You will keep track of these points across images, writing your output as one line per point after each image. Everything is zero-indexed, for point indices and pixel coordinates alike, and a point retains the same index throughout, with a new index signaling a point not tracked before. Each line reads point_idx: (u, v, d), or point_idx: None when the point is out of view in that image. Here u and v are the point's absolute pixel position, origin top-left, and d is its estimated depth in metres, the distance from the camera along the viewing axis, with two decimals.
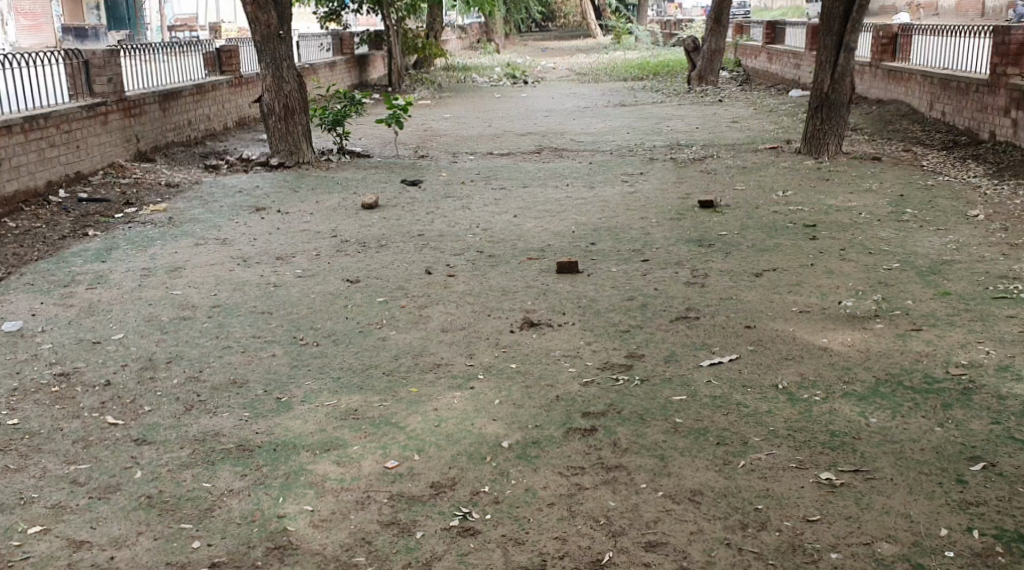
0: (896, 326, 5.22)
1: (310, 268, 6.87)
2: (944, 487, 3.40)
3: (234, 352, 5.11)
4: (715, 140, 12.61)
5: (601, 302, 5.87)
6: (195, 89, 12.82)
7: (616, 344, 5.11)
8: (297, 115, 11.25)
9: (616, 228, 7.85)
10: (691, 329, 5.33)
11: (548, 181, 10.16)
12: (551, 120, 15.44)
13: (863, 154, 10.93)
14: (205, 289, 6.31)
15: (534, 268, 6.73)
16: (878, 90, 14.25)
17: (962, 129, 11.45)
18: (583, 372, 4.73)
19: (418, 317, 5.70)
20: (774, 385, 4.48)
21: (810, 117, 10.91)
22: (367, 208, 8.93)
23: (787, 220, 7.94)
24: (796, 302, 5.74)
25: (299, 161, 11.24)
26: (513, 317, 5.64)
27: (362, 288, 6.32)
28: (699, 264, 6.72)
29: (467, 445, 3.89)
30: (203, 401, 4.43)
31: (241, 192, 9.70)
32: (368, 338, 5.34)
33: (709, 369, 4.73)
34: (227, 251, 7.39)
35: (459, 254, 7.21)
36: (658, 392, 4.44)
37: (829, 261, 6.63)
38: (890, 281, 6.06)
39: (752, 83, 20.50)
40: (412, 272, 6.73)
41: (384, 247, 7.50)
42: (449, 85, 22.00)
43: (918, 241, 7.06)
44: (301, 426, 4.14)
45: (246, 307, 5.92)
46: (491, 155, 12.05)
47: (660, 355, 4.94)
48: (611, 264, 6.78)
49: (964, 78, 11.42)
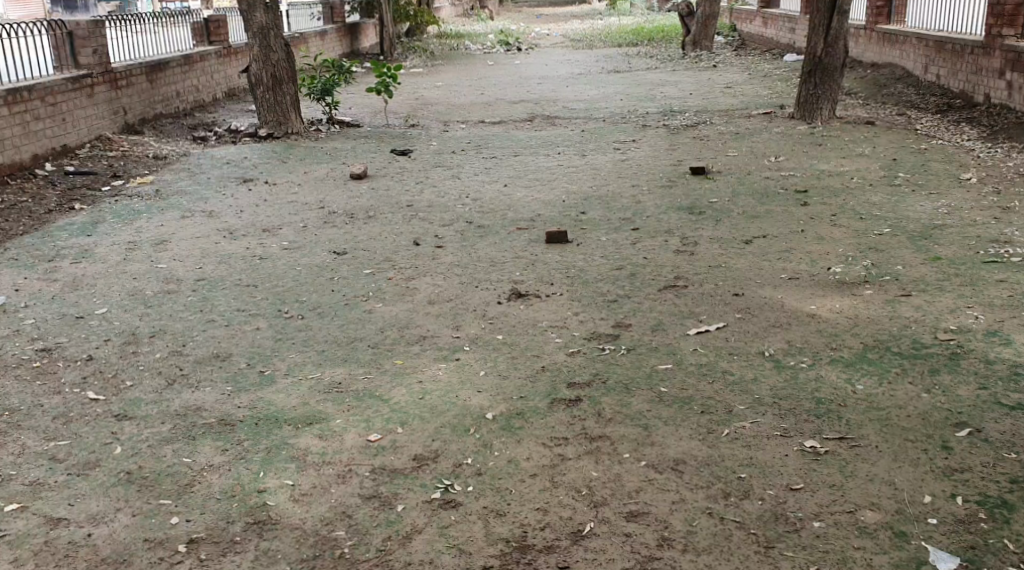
0: (885, 291, 5.19)
1: (297, 240, 6.82)
2: (928, 454, 3.37)
3: (218, 326, 5.07)
4: (708, 106, 12.50)
5: (590, 272, 5.83)
6: (183, 59, 12.68)
7: (603, 314, 5.07)
8: (285, 85, 11.14)
9: (607, 196, 7.79)
10: (679, 298, 5.29)
11: (540, 149, 10.08)
12: (544, 87, 15.30)
13: (857, 119, 10.84)
14: (190, 262, 6.26)
15: (523, 238, 6.68)
16: (872, 54, 14.12)
17: (956, 92, 11.35)
18: (570, 343, 4.70)
19: (405, 288, 5.66)
20: (760, 352, 4.45)
21: (803, 81, 10.81)
22: (357, 178, 8.86)
23: (779, 187, 7.87)
24: (785, 269, 5.70)
25: (288, 131, 11.16)
26: (501, 288, 5.60)
27: (349, 260, 6.27)
28: (689, 232, 6.67)
29: (451, 418, 3.87)
30: (186, 375, 4.40)
31: (230, 164, 9.62)
32: (354, 310, 5.31)
33: (697, 337, 4.70)
34: (214, 223, 7.33)
35: (448, 224, 7.16)
36: (644, 361, 4.41)
37: (820, 227, 6.58)
38: (881, 247, 6.02)
39: (746, 48, 20.32)
40: (400, 243, 6.68)
41: (372, 218, 7.44)
42: (442, 53, 21.80)
43: (909, 206, 7.00)
44: (283, 400, 4.11)
45: (232, 280, 5.88)
46: (482, 123, 11.95)
47: (648, 324, 4.91)
48: (601, 232, 6.74)
49: (959, 40, 11.30)
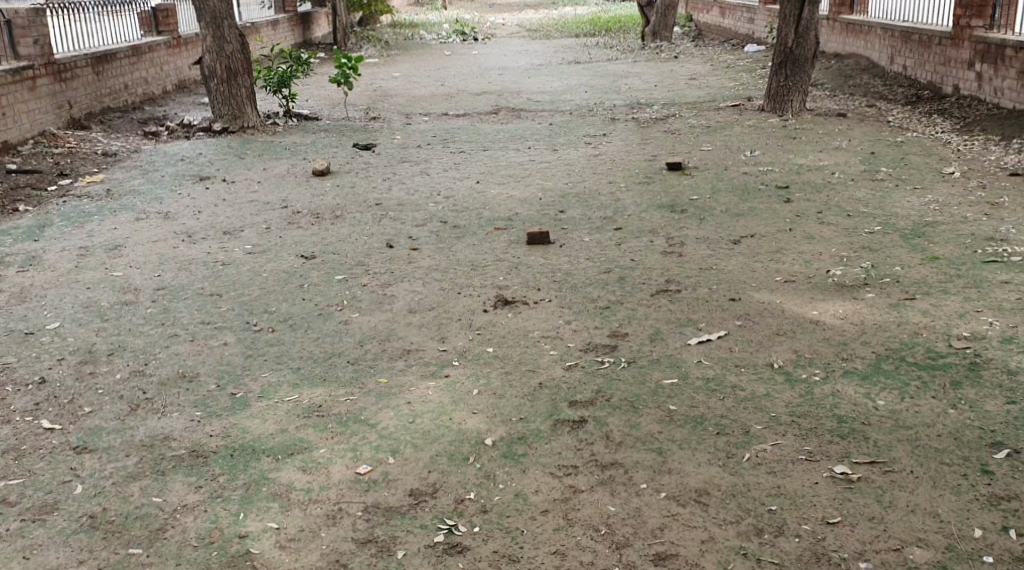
0: (888, 294, 4.95)
1: (261, 243, 6.44)
2: (969, 480, 3.16)
3: (182, 342, 4.70)
4: (675, 98, 12.28)
5: (576, 277, 5.56)
6: (130, 50, 12.14)
7: (596, 323, 4.80)
8: (241, 77, 10.68)
9: (584, 194, 7.52)
10: (674, 304, 5.02)
11: (508, 143, 9.77)
12: (505, 78, 14.97)
13: (828, 111, 10.68)
14: (148, 270, 5.86)
15: (501, 239, 6.37)
16: (836, 45, 13.99)
17: (925, 83, 11.23)
18: (564, 356, 4.41)
19: (382, 296, 5.32)
20: (768, 363, 4.19)
21: (774, 72, 10.63)
22: (320, 175, 8.48)
23: (760, 182, 7.66)
24: (780, 270, 5.46)
25: (244, 125, 10.71)
26: (485, 295, 5.30)
27: (319, 265, 5.92)
28: (674, 232, 6.42)
29: (447, 445, 3.56)
30: (150, 400, 4.03)
31: (184, 161, 9.17)
32: (329, 321, 4.96)
33: (699, 348, 4.43)
34: (172, 225, 6.91)
35: (420, 225, 6.82)
36: (647, 375, 4.14)
37: (808, 225, 6.36)
38: (874, 246, 5.80)
39: (705, 38, 20.17)
40: (373, 246, 6.33)
41: (340, 218, 7.08)
42: (396, 43, 21.35)
43: (896, 202, 6.81)
44: (260, 427, 3.78)
45: (194, 289, 5.49)
46: (446, 116, 11.60)
47: (645, 334, 4.64)
48: (583, 233, 6.46)
49: (927, 31, 11.18)
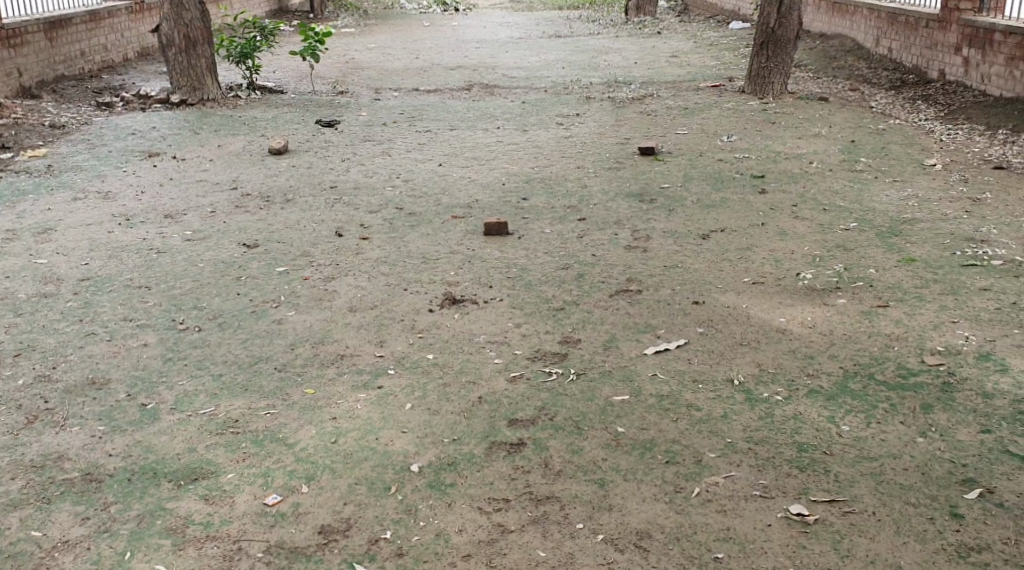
0: (860, 300, 4.63)
1: (202, 228, 6.08)
2: (937, 526, 2.88)
3: (98, 343, 4.36)
4: (654, 77, 11.91)
5: (532, 273, 5.22)
6: (87, 16, 11.65)
7: (548, 327, 4.48)
8: (200, 47, 10.22)
9: (550, 180, 7.17)
10: (633, 307, 4.70)
11: (477, 122, 9.39)
12: (482, 52, 14.53)
13: (810, 94, 10.34)
14: (75, 256, 5.50)
15: (457, 229, 6.02)
16: (822, 24, 13.62)
17: (910, 67, 10.88)
18: (509, 365, 4.08)
19: (322, 292, 4.97)
20: (728, 379, 3.87)
21: (755, 53, 10.27)
22: (276, 153, 8.10)
23: (734, 170, 7.33)
24: (748, 270, 5.13)
25: (203, 97, 10.28)
26: (432, 292, 4.97)
27: (260, 255, 5.56)
28: (641, 224, 6.09)
29: (367, 471, 3.24)
30: (50, 412, 3.70)
31: (136, 134, 8.75)
32: (261, 320, 4.62)
33: (655, 357, 4.11)
34: (109, 207, 6.53)
35: (374, 211, 6.45)
36: (596, 389, 3.82)
37: (781, 219, 6.03)
38: (849, 245, 5.48)
39: (691, 14, 19.73)
40: (320, 234, 5.97)
41: (290, 202, 6.71)
42: (375, 11, 20.81)
43: (874, 195, 6.49)
44: (166, 445, 3.46)
45: (122, 279, 5.14)
46: (416, 91, 11.18)
47: (598, 341, 4.31)
48: (544, 224, 6.13)
49: (914, 13, 10.81)
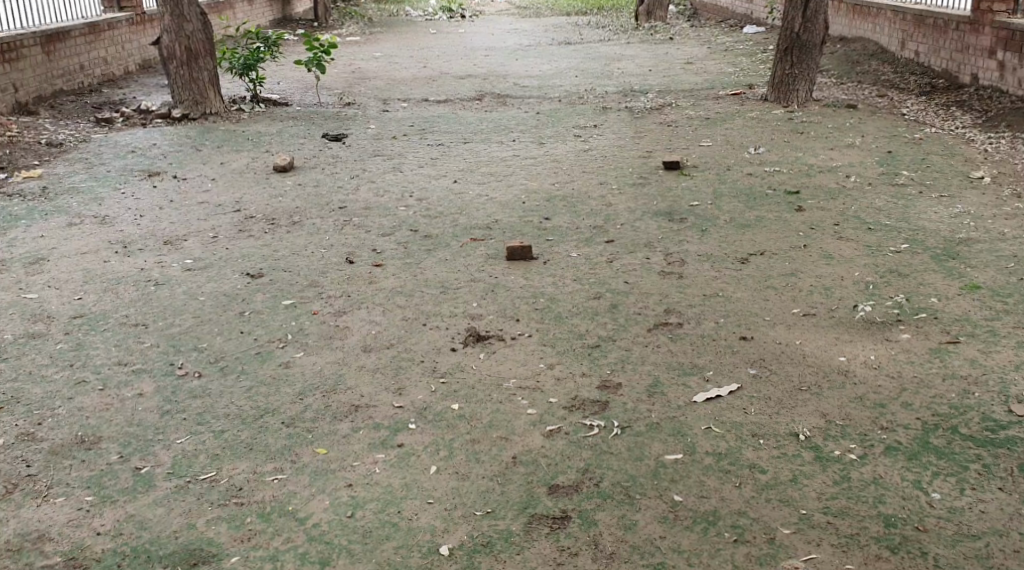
0: (926, 336, 4.20)
1: (204, 256, 5.67)
2: None
3: (88, 392, 3.95)
4: (672, 85, 11.49)
5: (562, 304, 4.81)
6: (86, 28, 11.26)
7: (584, 370, 4.05)
8: (202, 59, 9.83)
9: (573, 197, 6.76)
10: (675, 344, 4.27)
11: (491, 134, 8.98)
12: (491, 60, 14.14)
13: (836, 101, 9.90)
14: (67, 290, 5.09)
15: (476, 254, 5.61)
16: (841, 28, 13.17)
17: (939, 71, 10.45)
18: (543, 417, 3.63)
19: (333, 330, 4.55)
20: (792, 433, 3.45)
21: (778, 59, 9.83)
22: (281, 171, 7.70)
23: (766, 186, 6.91)
24: (796, 300, 4.71)
25: (206, 111, 9.89)
26: (454, 328, 4.55)
27: (266, 287, 5.15)
28: (673, 246, 5.67)
29: (390, 555, 2.92)
30: (32, 479, 3.30)
31: (135, 152, 8.35)
32: (268, 364, 4.20)
33: (707, 405, 3.69)
34: (105, 233, 6.13)
35: (387, 234, 6.04)
36: (645, 446, 3.40)
37: (825, 240, 5.61)
38: (904, 269, 5.05)
39: (701, 18, 19.34)
40: (330, 261, 5.56)
41: (297, 225, 6.31)
42: (380, 19, 20.46)
43: (921, 212, 6.07)
44: (161, 521, 3.08)
45: (117, 316, 4.74)
46: (425, 102, 10.78)
47: (641, 385, 3.88)
48: (570, 247, 5.71)
49: (943, 15, 10.38)
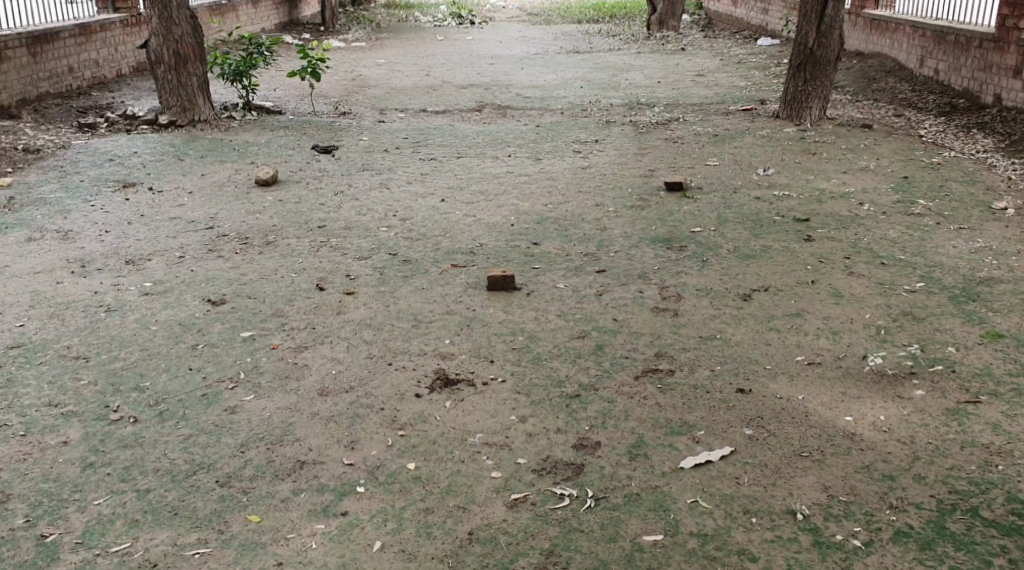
0: (944, 391, 3.79)
1: (166, 279, 5.28)
2: None
3: (8, 439, 3.57)
4: (680, 99, 11.07)
5: (543, 343, 4.40)
6: (75, 30, 10.92)
7: (560, 423, 3.64)
8: (191, 64, 9.47)
9: (566, 220, 6.36)
10: (664, 395, 3.85)
11: (487, 149, 8.59)
12: (496, 69, 13.75)
13: (851, 120, 9.47)
14: (11, 315, 4.72)
15: (456, 282, 5.21)
16: (858, 42, 12.71)
17: (960, 91, 10.00)
18: (509, 484, 3.27)
19: (290, 369, 4.15)
20: (790, 511, 3.06)
21: (791, 75, 9.40)
22: (262, 184, 7.32)
23: (773, 212, 6.48)
24: (801, 346, 4.28)
25: (194, 118, 9.51)
26: (422, 368, 4.15)
27: (225, 315, 4.76)
28: (669, 278, 5.26)
29: None
30: None
31: (113, 161, 7.99)
32: (213, 407, 3.81)
33: (695, 472, 3.29)
34: (65, 250, 5.74)
35: (364, 258, 5.65)
36: (620, 524, 3.03)
37: (834, 276, 5.18)
38: (919, 312, 4.62)
39: (715, 28, 18.92)
40: (299, 288, 5.17)
41: (270, 245, 5.92)
42: (388, 25, 20.12)
43: (939, 245, 5.64)
44: None
45: (57, 347, 4.36)
46: (423, 113, 10.40)
47: (623, 445, 3.48)
48: (557, 276, 5.31)
49: (965, 32, 9.94)
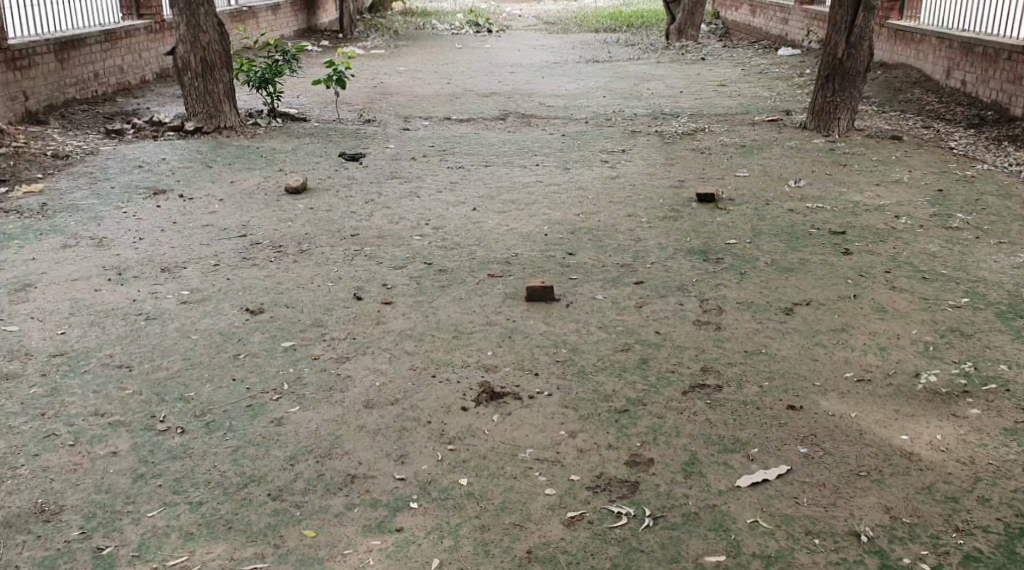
0: (1000, 410, 3.75)
1: (203, 287, 5.26)
2: None
3: (56, 449, 3.55)
4: (704, 109, 11.03)
5: (587, 355, 4.36)
6: (101, 36, 10.93)
7: (611, 439, 3.61)
8: (218, 71, 9.46)
9: (599, 231, 6.32)
10: (714, 411, 3.80)
11: (514, 158, 8.57)
12: (517, 77, 13.74)
13: (879, 131, 9.41)
14: (51, 323, 4.70)
15: (494, 292, 5.18)
16: (883, 53, 12.65)
17: (988, 103, 9.95)
18: (564, 500, 3.25)
19: (333, 380, 4.12)
20: (853, 533, 3.06)
21: (819, 86, 9.34)
22: (292, 192, 7.30)
23: (808, 224, 6.43)
24: (848, 362, 4.23)
25: (220, 125, 9.51)
26: (467, 381, 4.11)
27: (264, 325, 4.73)
28: (709, 290, 5.21)
29: None
30: None
31: (143, 167, 7.99)
32: (259, 418, 3.78)
33: (752, 491, 3.27)
34: (100, 257, 5.73)
35: (400, 267, 5.62)
36: (680, 544, 3.04)
37: (876, 290, 5.13)
38: (967, 328, 4.57)
39: (734, 38, 18.86)
40: (337, 297, 5.14)
41: (304, 254, 5.89)
42: (406, 33, 20.12)
43: (980, 260, 5.59)
44: None
45: (99, 355, 4.34)
46: (447, 121, 10.38)
47: (677, 461, 3.45)
48: (596, 287, 5.27)
49: (993, 44, 9.89)
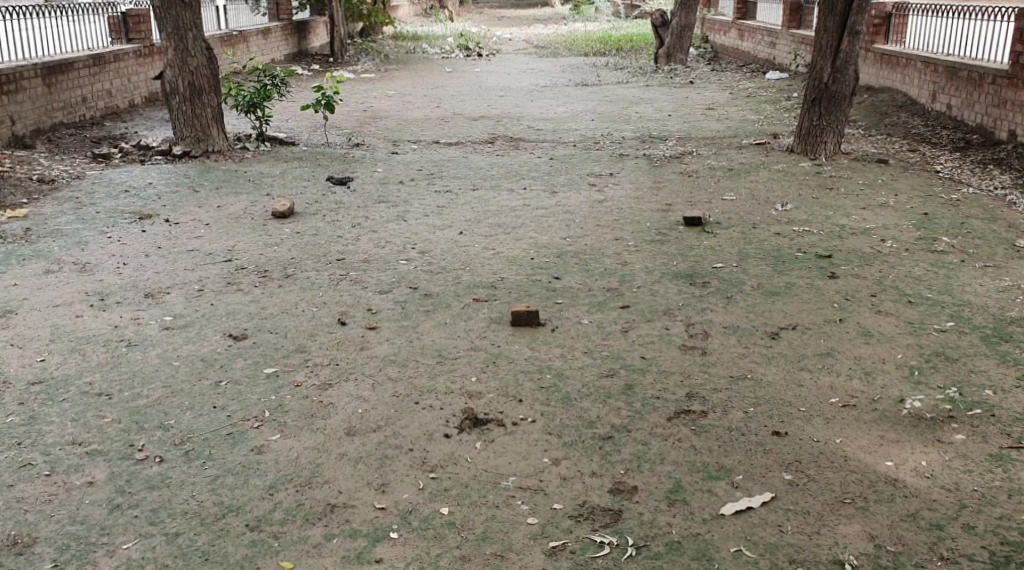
0: (985, 436, 3.73)
1: (187, 313, 5.22)
2: None
3: (31, 479, 3.50)
4: (692, 132, 11.07)
5: (572, 381, 4.33)
6: (90, 60, 10.93)
7: (595, 467, 3.57)
8: (206, 95, 9.46)
9: (587, 254, 6.31)
10: (699, 438, 3.77)
11: (502, 181, 8.57)
12: (506, 100, 13.79)
13: (866, 155, 9.44)
14: (30, 350, 4.65)
15: (479, 317, 5.15)
16: (868, 77, 12.73)
17: (973, 126, 10.00)
18: (546, 530, 3.21)
19: (315, 407, 4.08)
20: (837, 561, 3.04)
21: (806, 110, 9.38)
22: (279, 216, 7.28)
23: (794, 248, 6.43)
24: (834, 387, 4.21)
25: (207, 148, 9.49)
26: (450, 408, 4.07)
27: (247, 351, 4.69)
28: (695, 315, 5.19)
29: None
30: None
31: (129, 192, 7.96)
32: (239, 446, 3.74)
33: (736, 519, 3.24)
34: (83, 283, 5.69)
35: (385, 292, 5.59)
36: None
37: (862, 314, 5.12)
38: (952, 352, 4.56)
39: (723, 61, 18.99)
40: (321, 323, 5.10)
41: (290, 279, 5.86)
42: (396, 56, 20.20)
43: (965, 283, 5.59)
44: None
45: (79, 383, 4.29)
46: (436, 145, 10.39)
47: (661, 489, 3.42)
48: (582, 311, 5.25)
49: (978, 68, 9.95)
